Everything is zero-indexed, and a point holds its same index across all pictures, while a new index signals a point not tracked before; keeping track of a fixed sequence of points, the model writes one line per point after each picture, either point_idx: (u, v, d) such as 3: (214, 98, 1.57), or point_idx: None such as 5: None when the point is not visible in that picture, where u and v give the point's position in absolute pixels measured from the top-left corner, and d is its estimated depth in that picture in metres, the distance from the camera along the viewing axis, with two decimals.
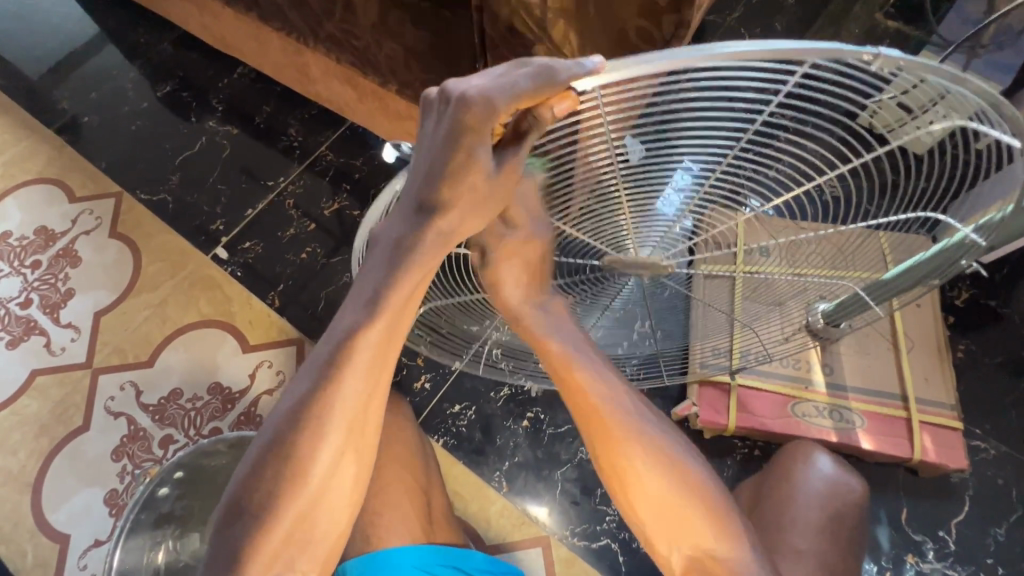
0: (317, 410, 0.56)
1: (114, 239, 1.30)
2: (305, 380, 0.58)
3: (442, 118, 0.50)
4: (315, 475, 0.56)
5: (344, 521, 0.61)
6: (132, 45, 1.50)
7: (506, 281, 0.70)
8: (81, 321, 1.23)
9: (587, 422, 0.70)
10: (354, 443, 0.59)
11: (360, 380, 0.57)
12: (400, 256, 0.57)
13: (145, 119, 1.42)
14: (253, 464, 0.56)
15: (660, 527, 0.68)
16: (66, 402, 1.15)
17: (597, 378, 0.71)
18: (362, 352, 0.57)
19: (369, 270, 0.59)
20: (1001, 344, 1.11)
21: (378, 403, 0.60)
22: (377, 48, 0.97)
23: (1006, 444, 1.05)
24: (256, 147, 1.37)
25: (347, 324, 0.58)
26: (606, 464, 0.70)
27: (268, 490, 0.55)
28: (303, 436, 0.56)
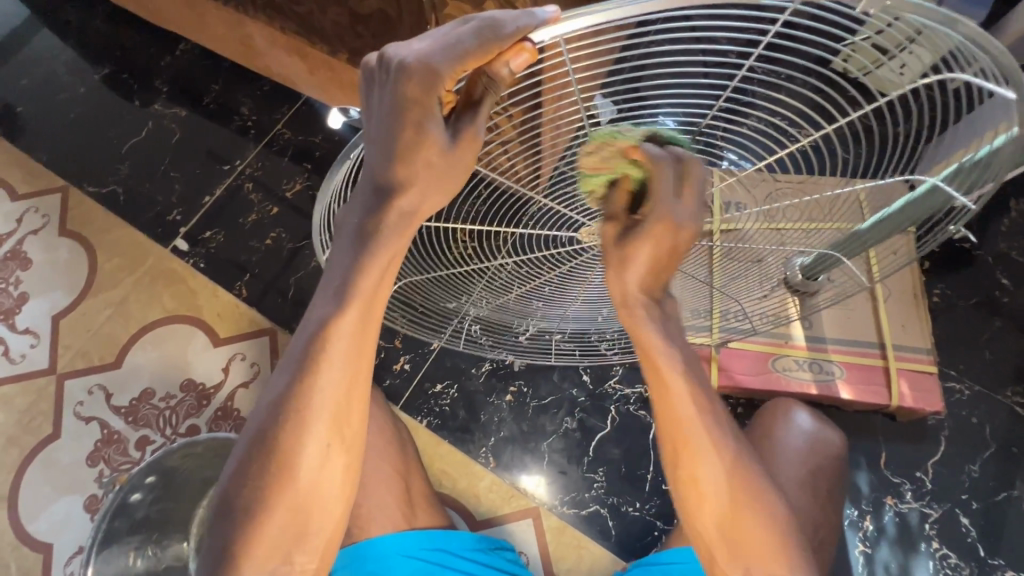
0: (296, 402, 0.53)
1: (64, 237, 1.23)
2: (283, 374, 0.54)
3: (384, 89, 0.46)
4: (304, 468, 0.53)
5: (341, 512, 0.57)
6: (61, 24, 1.38)
7: (633, 268, 0.56)
8: (40, 325, 1.17)
9: (674, 430, 0.60)
10: (340, 432, 0.55)
11: (342, 369, 0.54)
12: (366, 240, 0.52)
13: (85, 105, 1.33)
14: (240, 459, 0.53)
15: (731, 551, 0.60)
16: (32, 411, 1.11)
17: (697, 392, 0.60)
18: (338, 341, 0.53)
19: (336, 256, 0.54)
20: (975, 285, 1.12)
21: (362, 389, 0.56)
22: (320, 14, 0.91)
23: (980, 383, 1.07)
24: (208, 129, 1.29)
25: (318, 317, 0.54)
26: (682, 474, 0.61)
27: (255, 487, 0.52)
28: (283, 432, 0.52)
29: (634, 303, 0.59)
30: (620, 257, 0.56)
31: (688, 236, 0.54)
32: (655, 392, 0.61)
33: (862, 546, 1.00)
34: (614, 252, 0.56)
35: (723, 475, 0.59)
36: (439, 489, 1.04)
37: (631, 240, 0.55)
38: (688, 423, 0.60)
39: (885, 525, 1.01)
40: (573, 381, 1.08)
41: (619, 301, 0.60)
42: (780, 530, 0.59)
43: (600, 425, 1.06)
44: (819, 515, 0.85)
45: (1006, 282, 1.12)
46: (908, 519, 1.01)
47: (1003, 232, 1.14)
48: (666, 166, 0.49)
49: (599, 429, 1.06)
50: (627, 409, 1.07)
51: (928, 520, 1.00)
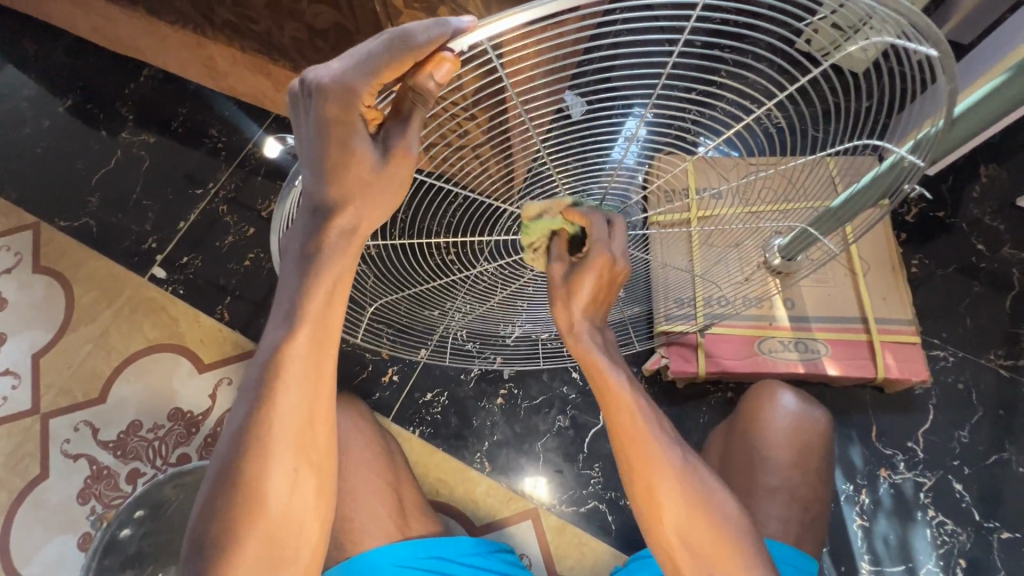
0: (257, 429, 0.52)
1: (38, 274, 1.21)
2: (241, 404, 0.53)
3: (309, 112, 0.46)
4: (273, 493, 0.53)
5: (318, 534, 0.56)
6: (21, 58, 1.36)
7: (581, 297, 0.64)
8: (20, 366, 1.15)
9: (627, 446, 0.62)
10: (307, 455, 0.54)
11: (300, 393, 0.53)
12: (310, 261, 0.52)
13: (50, 139, 1.31)
14: (207, 494, 0.52)
15: (691, 554, 0.60)
16: (18, 452, 1.10)
17: (643, 405, 0.63)
18: (292, 366, 0.52)
19: (286, 278, 0.54)
20: (952, 253, 1.13)
21: (326, 409, 0.55)
22: (278, 31, 0.90)
23: (964, 349, 1.08)
24: (178, 154, 1.28)
25: (270, 342, 0.53)
26: (641, 488, 0.61)
27: (224, 518, 0.52)
28: (246, 460, 0.52)
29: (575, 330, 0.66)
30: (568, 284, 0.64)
31: (620, 267, 0.62)
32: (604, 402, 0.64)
33: (860, 520, 1.01)
34: (560, 287, 0.65)
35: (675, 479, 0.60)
36: (437, 497, 1.04)
37: (573, 281, 0.64)
38: (643, 438, 0.62)
39: (881, 498, 1.01)
40: (562, 379, 1.08)
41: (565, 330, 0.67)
42: (732, 526, 0.60)
43: (593, 421, 1.06)
44: (813, 494, 0.86)
45: (982, 247, 1.13)
46: (903, 490, 1.01)
47: (976, 197, 1.15)
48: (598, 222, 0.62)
49: (593, 424, 1.06)
50: None
51: (922, 489, 1.01)
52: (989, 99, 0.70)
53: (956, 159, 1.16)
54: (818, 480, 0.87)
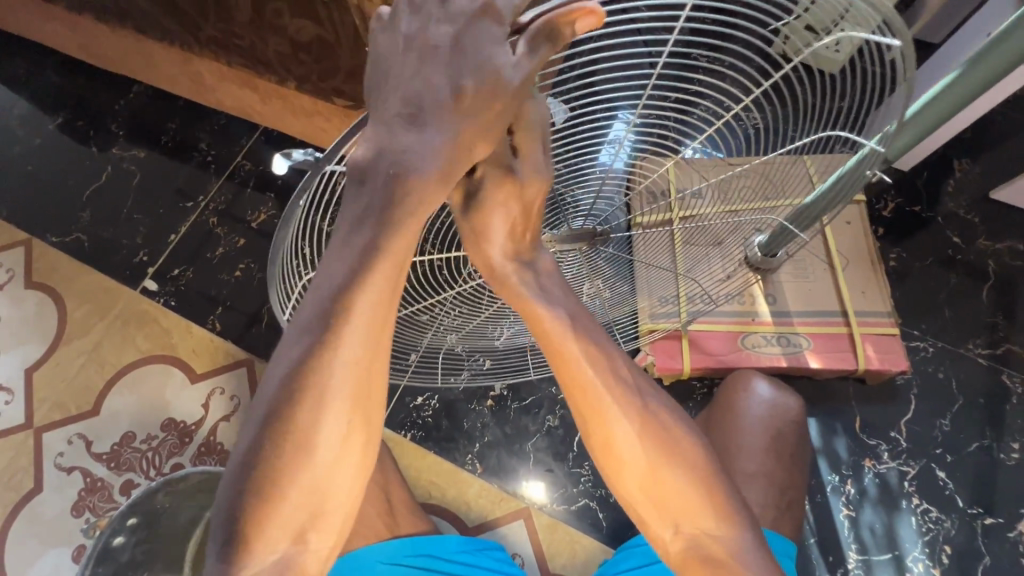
0: (313, 369, 0.48)
1: (31, 289, 1.22)
2: (295, 342, 0.49)
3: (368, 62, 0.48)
4: (321, 442, 0.49)
5: (359, 493, 0.53)
6: (10, 78, 1.38)
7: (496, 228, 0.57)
8: (14, 381, 1.16)
9: (579, 396, 0.61)
10: (361, 406, 0.51)
11: (359, 338, 0.49)
12: (392, 195, 0.47)
13: (42, 156, 1.32)
14: (254, 434, 0.49)
15: (654, 507, 0.61)
16: (12, 467, 1.10)
17: (595, 351, 0.61)
18: (359, 307, 0.49)
19: (364, 201, 0.49)
20: (929, 246, 1.16)
21: (385, 362, 0.51)
22: (263, 46, 0.93)
23: (943, 340, 1.11)
24: (169, 167, 1.30)
25: (337, 278, 0.49)
26: (598, 436, 0.61)
27: (267, 464, 0.49)
28: (298, 405, 0.48)
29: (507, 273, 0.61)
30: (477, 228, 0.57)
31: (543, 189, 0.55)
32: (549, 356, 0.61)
33: (846, 510, 1.02)
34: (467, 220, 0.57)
35: (633, 432, 0.60)
36: (429, 500, 1.05)
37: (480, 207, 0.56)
38: (592, 387, 0.60)
39: (866, 487, 1.03)
40: (551, 380, 1.10)
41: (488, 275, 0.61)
42: (699, 482, 0.60)
43: None
44: (792, 481, 0.89)
45: (957, 239, 1.16)
46: (887, 479, 1.03)
47: (950, 192, 1.18)
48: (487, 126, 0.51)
49: None
50: None
51: (906, 478, 1.03)
52: (937, 99, 0.74)
53: (930, 155, 1.19)
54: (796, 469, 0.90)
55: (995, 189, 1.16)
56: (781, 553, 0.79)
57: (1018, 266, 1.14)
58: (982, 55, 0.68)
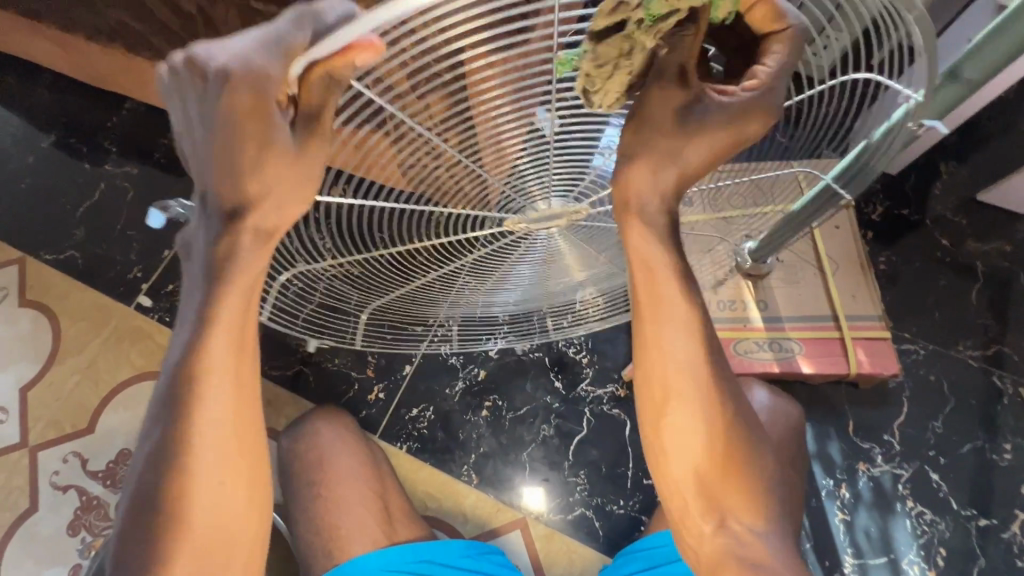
0: (177, 442, 0.52)
1: (25, 307, 1.22)
2: (157, 420, 0.53)
3: (191, 102, 0.42)
4: (196, 507, 0.53)
5: (252, 544, 0.57)
6: (3, 96, 1.39)
7: (690, 148, 0.53)
8: (8, 400, 1.16)
9: (666, 369, 0.59)
10: (232, 466, 0.54)
11: (222, 402, 0.53)
12: (218, 271, 0.50)
13: (35, 174, 1.33)
14: (128, 514, 0.53)
15: (703, 496, 0.62)
16: (7, 487, 1.10)
17: (696, 331, 0.59)
18: (209, 374, 0.52)
19: (189, 290, 0.53)
20: (919, 248, 1.17)
21: (252, 417, 0.55)
22: None
23: (934, 342, 1.11)
24: (162, 183, 1.31)
25: (182, 353, 0.52)
26: (669, 411, 0.60)
27: (149, 539, 0.52)
28: (170, 477, 0.52)
29: (642, 202, 0.57)
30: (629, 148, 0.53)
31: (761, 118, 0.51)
32: (647, 319, 0.59)
33: (841, 514, 1.03)
34: (667, 141, 0.52)
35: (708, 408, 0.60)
36: (426, 512, 1.05)
37: (691, 130, 0.51)
38: (683, 364, 0.59)
39: (861, 491, 1.03)
40: (545, 389, 1.10)
41: (623, 207, 0.57)
42: (750, 474, 0.62)
43: (577, 428, 1.08)
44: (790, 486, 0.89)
45: (947, 242, 1.17)
46: (881, 482, 1.04)
47: (938, 195, 1.19)
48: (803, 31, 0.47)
49: (577, 431, 1.08)
50: (601, 409, 1.09)
51: (900, 481, 1.04)
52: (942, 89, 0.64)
53: (917, 157, 1.20)
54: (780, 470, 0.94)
55: (982, 192, 1.17)
56: None
57: (1007, 267, 1.15)
58: (967, 57, 0.61)
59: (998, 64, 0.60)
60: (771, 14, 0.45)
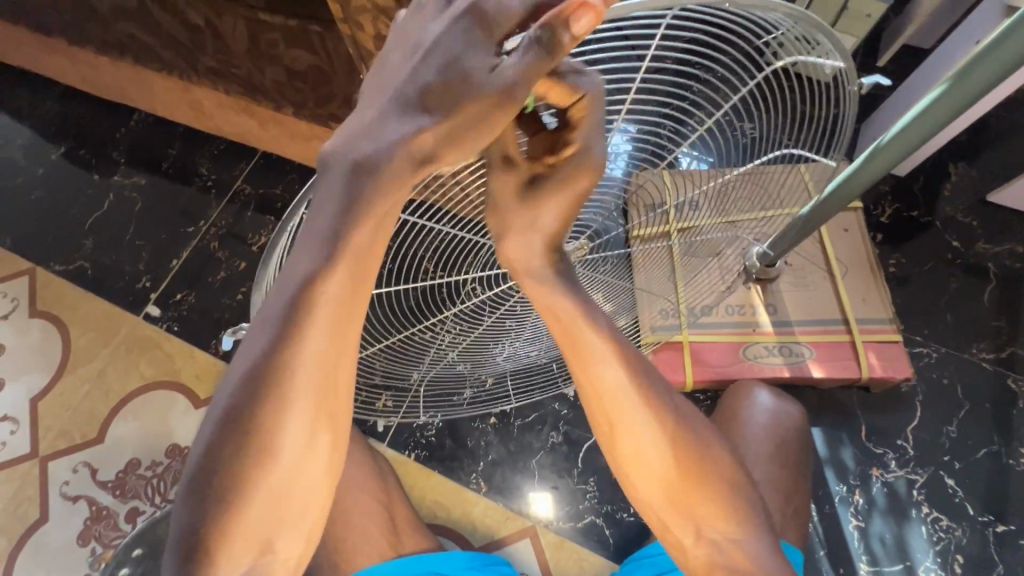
0: (278, 370, 0.46)
1: (35, 318, 1.23)
2: (259, 339, 0.46)
3: (334, 178, 0.45)
4: (284, 449, 0.47)
5: (329, 492, 0.52)
6: (14, 109, 1.40)
7: (546, 212, 0.54)
8: (18, 411, 1.17)
9: (606, 408, 0.61)
10: (328, 405, 0.48)
11: (327, 334, 0.46)
12: (362, 179, 0.44)
13: (45, 186, 1.34)
14: (210, 439, 0.47)
15: (678, 512, 0.65)
16: (18, 497, 1.10)
17: (629, 368, 0.61)
18: (319, 305, 0.46)
19: (323, 196, 0.45)
20: (928, 250, 1.16)
21: (352, 360, 0.49)
22: (259, 74, 0.94)
23: (946, 345, 1.10)
24: (170, 193, 1.31)
25: (300, 271, 0.46)
26: (622, 446, 0.63)
27: (229, 466, 0.46)
28: (261, 405, 0.46)
29: (528, 264, 0.59)
30: (500, 227, 0.56)
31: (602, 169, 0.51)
32: (576, 363, 0.61)
33: (855, 521, 1.01)
34: (521, 215, 0.54)
35: (659, 437, 0.62)
36: (435, 521, 1.04)
37: (543, 197, 0.53)
38: (621, 403, 0.61)
39: (875, 498, 1.02)
40: (554, 396, 1.10)
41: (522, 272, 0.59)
42: (724, 492, 0.64)
43: (586, 435, 1.07)
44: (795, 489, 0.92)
45: (957, 243, 1.15)
46: (895, 488, 1.02)
47: (947, 196, 1.18)
48: (597, 95, 0.46)
49: (586, 438, 1.07)
50: None
51: (915, 486, 1.02)
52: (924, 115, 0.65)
53: (926, 158, 1.19)
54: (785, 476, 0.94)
55: (993, 192, 1.16)
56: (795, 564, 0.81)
57: (1019, 268, 1.14)
58: (978, 58, 0.59)
59: (999, 73, 0.60)
60: (564, 90, 0.45)
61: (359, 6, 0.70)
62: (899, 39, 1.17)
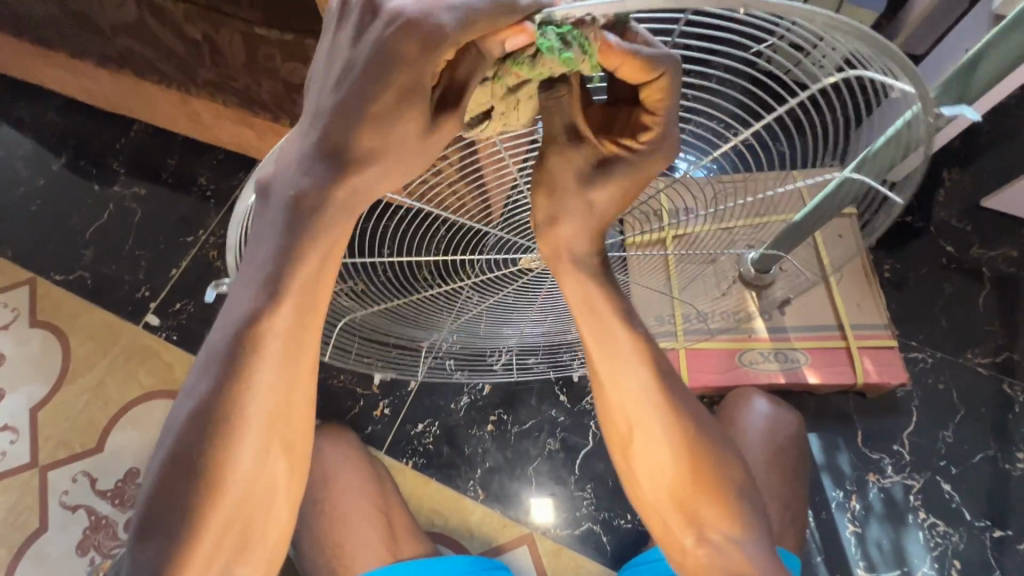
0: (226, 405, 0.48)
1: (35, 328, 1.24)
2: (205, 378, 0.49)
3: (280, 204, 0.46)
4: (237, 479, 0.49)
5: (288, 518, 0.53)
6: (16, 120, 1.42)
7: (599, 189, 0.53)
8: (18, 420, 1.17)
9: (619, 401, 0.63)
10: (280, 436, 0.50)
11: (275, 369, 0.49)
12: (303, 218, 0.46)
13: (46, 196, 1.35)
14: (163, 472, 0.48)
15: (680, 512, 0.65)
16: (18, 506, 1.11)
17: (646, 362, 0.62)
18: (265, 341, 0.48)
19: (262, 235, 0.47)
20: (923, 255, 1.16)
21: (303, 391, 0.51)
22: (257, 87, 0.95)
23: (942, 350, 1.10)
24: (169, 203, 1.32)
25: (242, 313, 0.48)
26: (630, 441, 0.64)
27: (181, 501, 0.48)
28: (210, 441, 0.48)
29: (573, 250, 0.59)
30: (554, 210, 0.56)
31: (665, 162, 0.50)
32: (599, 353, 0.62)
33: (852, 526, 1.01)
34: (576, 198, 0.54)
35: (670, 435, 0.62)
36: (433, 528, 1.05)
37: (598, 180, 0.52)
38: (635, 396, 0.62)
39: (872, 503, 1.02)
40: (550, 403, 1.10)
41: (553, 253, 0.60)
42: (729, 496, 0.64)
43: (583, 442, 1.08)
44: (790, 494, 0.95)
45: (951, 248, 1.16)
46: (892, 493, 1.02)
47: (942, 201, 1.19)
48: (677, 69, 0.42)
49: (582, 445, 1.07)
50: None
51: (912, 492, 1.02)
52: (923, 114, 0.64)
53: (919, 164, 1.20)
54: (777, 481, 0.95)
55: (987, 198, 1.17)
56: (789, 565, 0.83)
57: (1013, 273, 1.14)
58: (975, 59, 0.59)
59: (982, 84, 0.61)
60: (642, 64, 0.40)
61: None
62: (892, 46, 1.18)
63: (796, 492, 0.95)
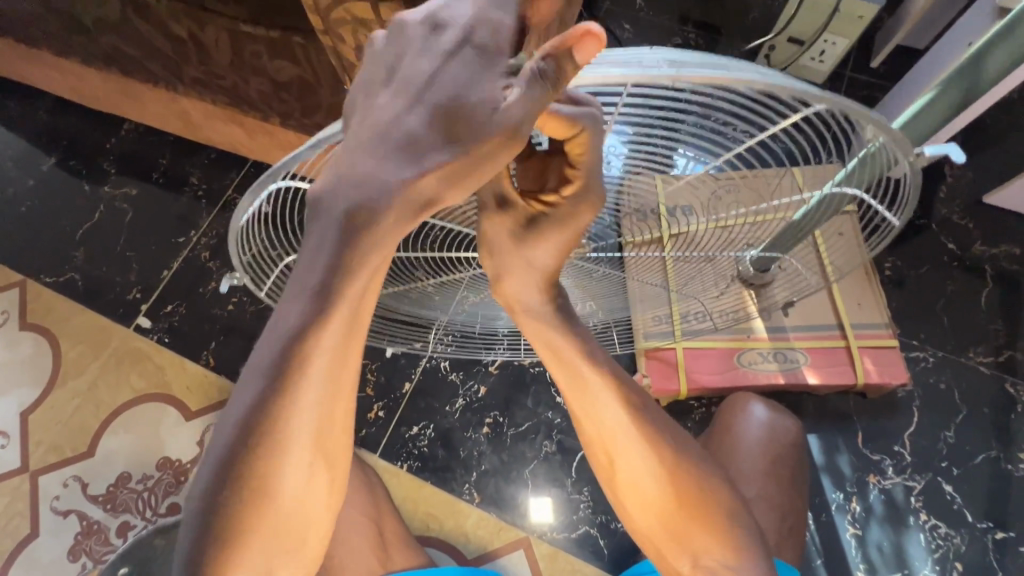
0: (270, 423, 0.41)
1: (25, 331, 1.23)
2: (249, 384, 0.41)
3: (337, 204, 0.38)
4: (283, 499, 0.44)
5: (328, 527, 0.49)
6: (5, 120, 1.40)
7: (538, 248, 0.52)
8: (9, 425, 1.16)
9: (599, 434, 0.61)
10: (324, 452, 0.45)
11: (323, 388, 0.42)
12: (360, 227, 0.38)
13: (35, 197, 1.33)
14: (206, 484, 0.42)
15: (671, 538, 0.64)
16: (9, 511, 1.10)
17: (624, 395, 0.60)
18: (313, 358, 0.40)
19: (312, 245, 0.39)
20: (924, 253, 1.14)
21: (348, 405, 0.45)
22: (245, 86, 0.93)
23: (943, 349, 1.09)
24: (160, 204, 1.31)
25: (291, 322, 0.40)
26: (614, 470, 0.63)
27: (223, 516, 0.42)
28: (255, 460, 0.41)
29: (526, 303, 0.59)
30: (496, 269, 0.56)
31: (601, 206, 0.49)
32: (571, 391, 0.61)
33: (852, 529, 1.00)
34: (514, 258, 0.54)
35: (658, 463, 0.61)
36: (428, 532, 1.04)
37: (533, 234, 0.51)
38: (614, 431, 0.60)
39: (872, 505, 1.01)
40: (546, 405, 1.09)
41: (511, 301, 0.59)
42: (722, 518, 0.63)
43: (579, 444, 1.06)
44: (785, 500, 0.93)
45: (953, 245, 1.14)
46: (893, 495, 1.01)
47: (943, 198, 1.17)
48: (599, 126, 0.42)
49: (579, 448, 1.06)
50: None
51: (913, 493, 1.01)
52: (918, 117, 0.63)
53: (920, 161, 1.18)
54: (776, 484, 0.94)
55: (989, 194, 1.15)
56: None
57: (1016, 270, 1.13)
58: (981, 53, 0.59)
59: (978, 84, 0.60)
60: (562, 121, 0.40)
61: (339, 18, 0.69)
62: (893, 40, 1.16)
63: (793, 495, 0.94)
